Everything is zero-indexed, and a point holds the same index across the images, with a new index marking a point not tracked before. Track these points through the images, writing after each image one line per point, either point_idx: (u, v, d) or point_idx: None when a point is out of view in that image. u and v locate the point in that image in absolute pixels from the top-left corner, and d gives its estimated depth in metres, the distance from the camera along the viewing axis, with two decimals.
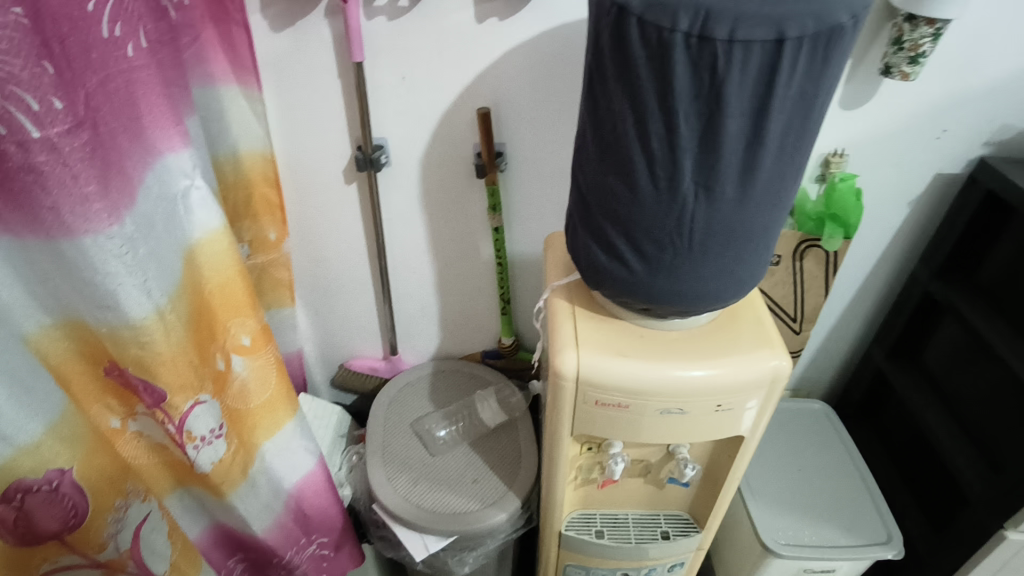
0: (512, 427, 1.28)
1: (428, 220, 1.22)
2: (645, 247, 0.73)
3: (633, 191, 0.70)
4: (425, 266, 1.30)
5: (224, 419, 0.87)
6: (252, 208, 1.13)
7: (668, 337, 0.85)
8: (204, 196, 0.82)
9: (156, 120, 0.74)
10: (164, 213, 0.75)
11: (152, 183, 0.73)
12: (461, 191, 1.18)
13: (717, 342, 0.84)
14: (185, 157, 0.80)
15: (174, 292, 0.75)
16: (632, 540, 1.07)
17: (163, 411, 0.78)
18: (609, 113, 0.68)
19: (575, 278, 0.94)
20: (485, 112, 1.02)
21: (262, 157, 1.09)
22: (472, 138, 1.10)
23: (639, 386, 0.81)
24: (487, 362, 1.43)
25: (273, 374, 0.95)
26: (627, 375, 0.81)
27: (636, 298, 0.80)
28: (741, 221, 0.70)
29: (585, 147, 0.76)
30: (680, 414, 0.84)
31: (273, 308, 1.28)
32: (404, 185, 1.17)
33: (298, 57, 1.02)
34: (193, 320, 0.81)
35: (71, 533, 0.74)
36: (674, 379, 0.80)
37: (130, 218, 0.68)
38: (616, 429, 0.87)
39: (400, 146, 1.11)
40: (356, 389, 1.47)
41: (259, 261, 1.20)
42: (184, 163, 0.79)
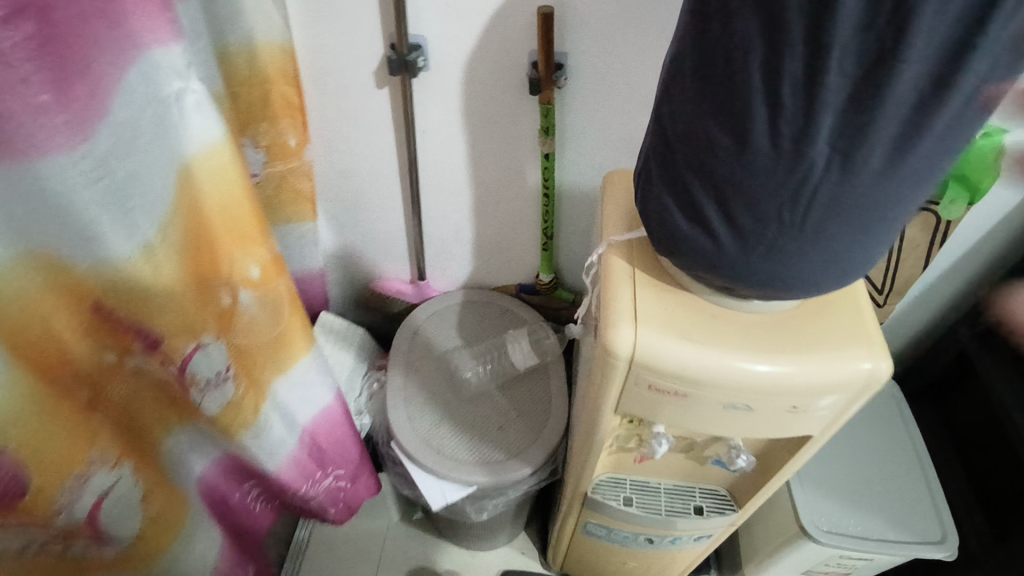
0: (543, 372, 1.19)
1: (470, 139, 1.06)
2: (742, 218, 0.58)
3: (740, 147, 0.53)
4: (462, 189, 1.16)
5: (232, 359, 0.80)
6: (268, 108, 0.98)
7: (743, 320, 0.71)
8: (197, 101, 0.66)
9: (139, 4, 0.58)
10: (155, 120, 0.61)
11: (137, 84, 0.59)
12: (510, 109, 1.00)
13: (802, 330, 0.71)
14: (175, 51, 0.63)
15: (168, 220, 0.64)
16: (662, 511, 1.02)
17: (161, 354, 0.71)
18: (725, 39, 0.50)
19: (638, 233, 0.79)
20: (546, 12, 0.82)
21: (281, 51, 0.92)
22: (528, 45, 0.90)
23: (703, 377, 0.69)
24: (522, 296, 1.33)
25: (286, 309, 0.85)
26: (690, 362, 0.68)
27: (717, 275, 0.65)
28: (876, 200, 0.53)
29: (680, 76, 0.58)
30: (745, 410, 0.72)
31: (294, 222, 1.16)
32: (443, 95, 0.99)
33: None
34: (196, 253, 0.70)
35: (15, 506, 0.60)
36: (746, 373, 0.68)
37: (104, 130, 0.55)
38: (665, 414, 0.76)
39: (442, 49, 0.92)
40: (380, 308, 1.40)
41: (278, 170, 1.07)
42: (174, 59, 0.63)
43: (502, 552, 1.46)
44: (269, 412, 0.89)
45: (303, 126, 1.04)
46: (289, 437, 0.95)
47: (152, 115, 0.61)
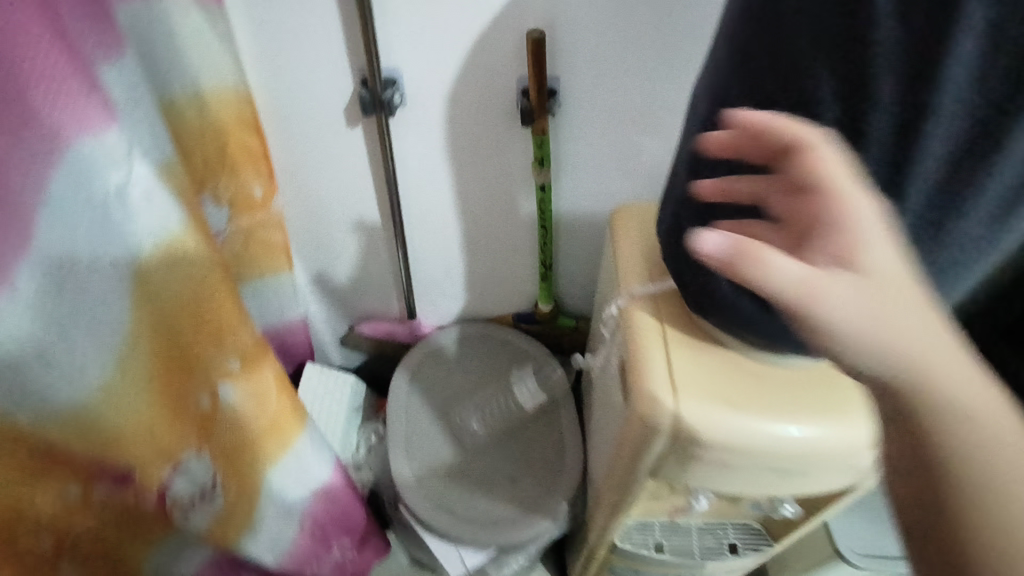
0: (553, 412, 1.12)
1: (455, 173, 0.96)
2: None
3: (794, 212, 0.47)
4: (449, 224, 1.06)
5: (218, 466, 0.73)
6: (226, 160, 0.86)
7: (780, 377, 0.65)
8: (146, 192, 0.55)
9: (57, 94, 0.46)
10: (90, 230, 0.51)
11: (63, 192, 0.48)
12: (498, 139, 0.90)
13: (839, 387, 0.66)
14: (114, 136, 0.51)
15: (124, 346, 0.56)
16: (696, 554, 0.97)
17: (136, 483, 0.66)
18: (790, 81, 0.44)
19: (662, 284, 0.72)
20: (536, 38, 0.72)
21: (235, 94, 0.81)
22: (517, 71, 0.80)
23: (753, 446, 0.62)
24: (521, 327, 1.25)
25: (273, 395, 0.74)
26: (739, 432, 0.62)
27: (759, 334, 0.61)
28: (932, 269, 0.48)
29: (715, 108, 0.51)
30: (794, 474, 0.66)
31: (267, 275, 1.05)
32: (424, 131, 0.89)
33: None
34: (164, 368, 0.61)
35: None
36: (779, 437, 0.62)
37: (30, 269, 0.47)
38: (700, 481, 0.69)
39: (419, 82, 0.82)
40: (371, 347, 1.29)
41: (244, 224, 0.95)
42: (111, 145, 0.51)
43: None
44: (268, 509, 0.83)
45: (268, 175, 0.92)
46: (290, 530, 0.88)
47: (91, 224, 0.51)
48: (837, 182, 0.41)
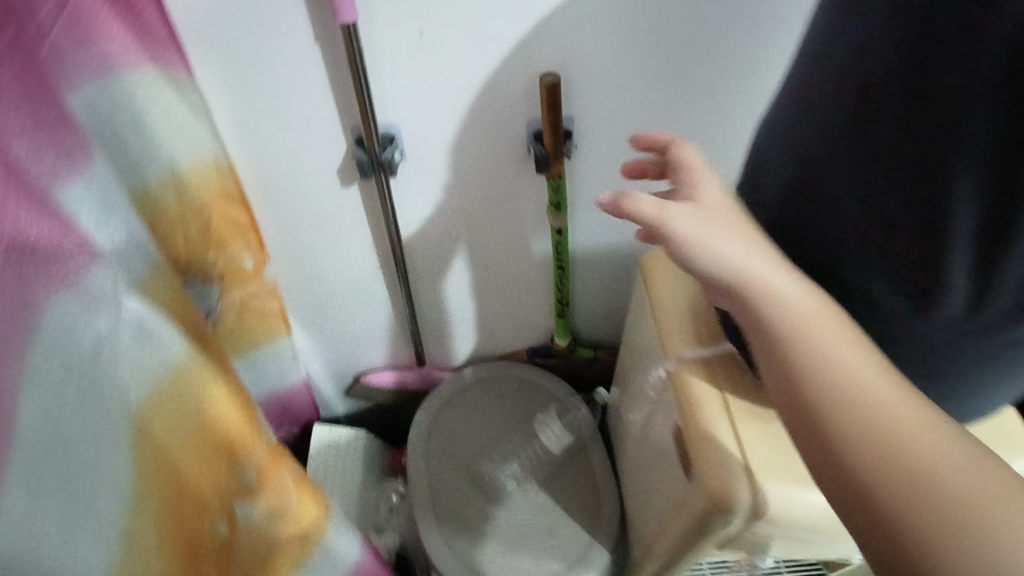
0: (583, 455, 1.06)
1: (463, 222, 0.88)
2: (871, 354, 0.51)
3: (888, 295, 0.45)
4: (457, 272, 0.98)
5: None
6: (210, 235, 0.78)
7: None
8: (135, 332, 0.50)
9: (34, 245, 0.42)
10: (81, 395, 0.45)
11: (50, 358, 0.43)
12: (507, 184, 0.83)
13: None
14: (98, 274, 0.47)
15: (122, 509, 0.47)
16: None
17: None
18: (888, 171, 0.40)
19: (715, 345, 0.67)
20: (551, 83, 0.64)
21: (214, 169, 0.72)
22: (528, 114, 0.73)
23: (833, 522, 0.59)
24: (536, 361, 1.19)
25: (293, 496, 0.64)
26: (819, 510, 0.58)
27: None
28: None
29: (786, 166, 0.49)
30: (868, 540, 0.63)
31: (265, 343, 0.97)
32: (427, 185, 0.81)
33: (246, 14, 0.60)
34: (173, 496, 0.54)
35: None
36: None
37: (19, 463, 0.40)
38: (765, 546, 0.65)
39: (420, 135, 0.74)
40: (375, 399, 1.22)
41: (236, 298, 0.87)
42: (98, 284, 0.46)
43: None
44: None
45: (258, 244, 0.84)
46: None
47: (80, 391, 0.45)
48: (693, 159, 0.53)
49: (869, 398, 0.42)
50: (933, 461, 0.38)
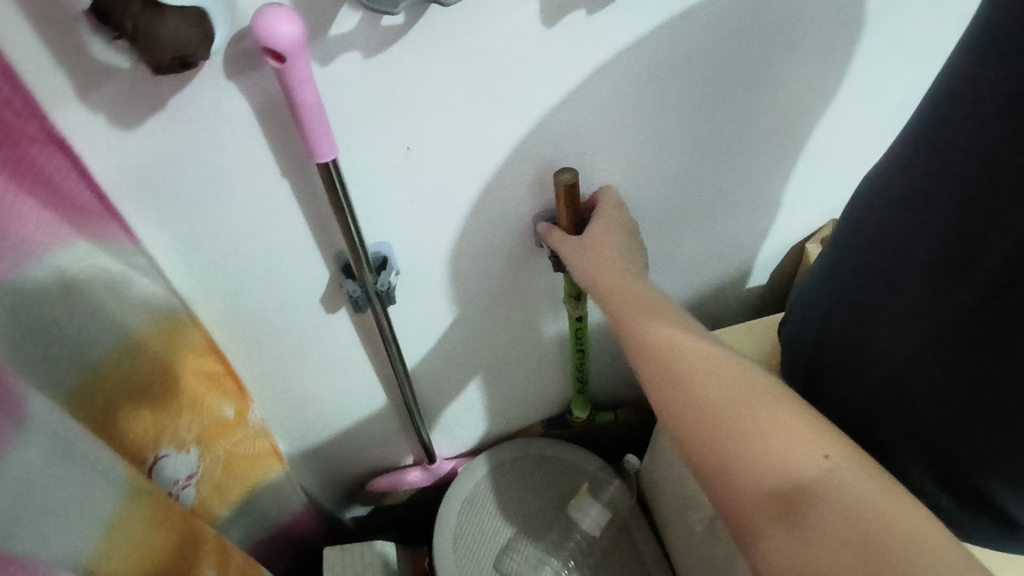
0: (626, 536, 0.98)
1: (469, 324, 0.79)
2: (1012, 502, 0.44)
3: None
4: (465, 369, 0.88)
5: None
6: (179, 398, 0.65)
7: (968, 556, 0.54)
8: None
9: None
10: None
11: None
12: (514, 277, 0.74)
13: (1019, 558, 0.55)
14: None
15: None
16: None
17: None
18: None
19: None
20: (570, 179, 0.57)
21: (170, 323, 0.60)
22: (531, 208, 0.65)
23: None
24: (553, 434, 1.09)
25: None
26: None
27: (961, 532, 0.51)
28: None
29: (925, 292, 0.44)
30: None
31: (257, 485, 0.84)
32: (427, 296, 0.71)
33: (193, 159, 0.50)
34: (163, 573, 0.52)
35: None
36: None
37: None
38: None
39: (415, 251, 0.64)
40: (376, 497, 1.08)
41: (220, 453, 0.74)
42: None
43: None
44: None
45: (236, 389, 0.72)
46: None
47: None
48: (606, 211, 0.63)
49: (701, 373, 0.48)
50: (758, 416, 0.44)
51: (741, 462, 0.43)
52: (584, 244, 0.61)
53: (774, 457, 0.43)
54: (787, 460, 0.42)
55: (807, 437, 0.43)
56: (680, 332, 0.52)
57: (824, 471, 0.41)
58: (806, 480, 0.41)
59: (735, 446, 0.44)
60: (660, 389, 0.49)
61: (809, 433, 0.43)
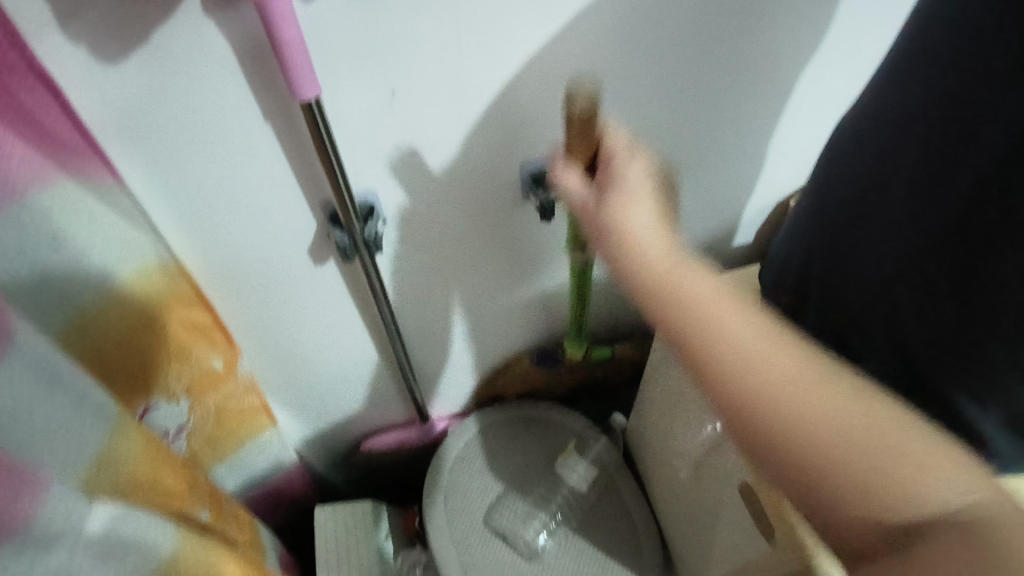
0: (611, 490, 1.00)
1: (456, 279, 0.80)
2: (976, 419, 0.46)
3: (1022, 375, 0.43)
4: (454, 326, 0.89)
5: None
6: (167, 350, 0.66)
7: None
8: (107, 554, 0.42)
9: None
10: None
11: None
12: (502, 231, 0.74)
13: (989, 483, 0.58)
14: (53, 501, 0.38)
15: None
16: None
17: None
18: None
19: None
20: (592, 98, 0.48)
21: (159, 272, 0.61)
22: (516, 159, 0.65)
23: None
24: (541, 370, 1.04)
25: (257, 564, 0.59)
26: None
27: None
28: None
29: (895, 228, 0.48)
30: None
31: (250, 440, 0.85)
32: (415, 249, 0.72)
33: (177, 102, 0.50)
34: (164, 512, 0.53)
35: None
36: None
37: None
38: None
39: (401, 200, 0.65)
40: (381, 460, 1.11)
41: (210, 407, 0.75)
42: (55, 511, 0.38)
43: None
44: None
45: (226, 342, 0.72)
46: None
47: None
48: (620, 143, 0.52)
49: (781, 373, 0.39)
50: (862, 430, 0.37)
51: (848, 492, 0.36)
52: (612, 218, 0.48)
53: (895, 488, 0.35)
54: (915, 491, 0.35)
55: (931, 459, 0.35)
56: (758, 330, 0.41)
57: (960, 505, 0.34)
58: (942, 514, 0.34)
59: (848, 476, 0.36)
60: (737, 420, 0.39)
61: (930, 450, 0.36)
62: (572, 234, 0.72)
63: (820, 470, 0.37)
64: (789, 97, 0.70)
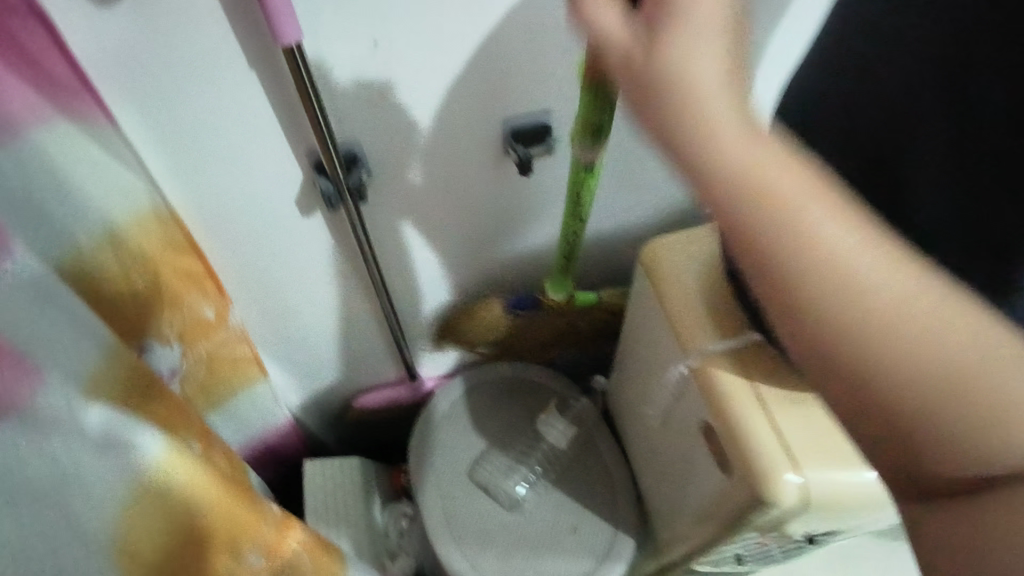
0: (590, 445, 1.04)
1: (440, 235, 0.83)
2: None
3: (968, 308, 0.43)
4: (438, 282, 0.92)
5: None
6: (161, 295, 0.69)
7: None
8: (99, 448, 0.47)
9: None
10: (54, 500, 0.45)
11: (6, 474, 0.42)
12: (483, 186, 0.77)
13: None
14: (48, 399, 0.44)
15: None
16: (778, 553, 0.95)
17: None
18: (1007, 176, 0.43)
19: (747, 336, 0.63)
20: None
21: (153, 218, 0.63)
22: (496, 113, 0.68)
23: (867, 494, 0.60)
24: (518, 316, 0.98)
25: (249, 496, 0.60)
26: (851, 487, 0.58)
27: None
28: None
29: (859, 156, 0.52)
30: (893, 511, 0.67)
31: (242, 390, 0.88)
32: (398, 201, 0.75)
33: (165, 46, 0.52)
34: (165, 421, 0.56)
35: None
36: (865, 484, 0.59)
37: None
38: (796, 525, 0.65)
39: (384, 151, 0.68)
40: (368, 418, 1.15)
41: (203, 353, 0.79)
42: (50, 411, 0.44)
43: None
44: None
45: (217, 291, 0.75)
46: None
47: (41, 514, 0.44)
48: None
49: (872, 295, 0.37)
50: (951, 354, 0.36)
51: (935, 430, 0.36)
52: (662, 83, 0.39)
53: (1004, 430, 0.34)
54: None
55: None
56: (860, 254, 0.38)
57: None
58: None
59: (961, 415, 0.35)
60: (826, 345, 0.39)
61: None
62: (579, 124, 0.63)
63: (915, 411, 0.36)
64: (761, 56, 0.71)
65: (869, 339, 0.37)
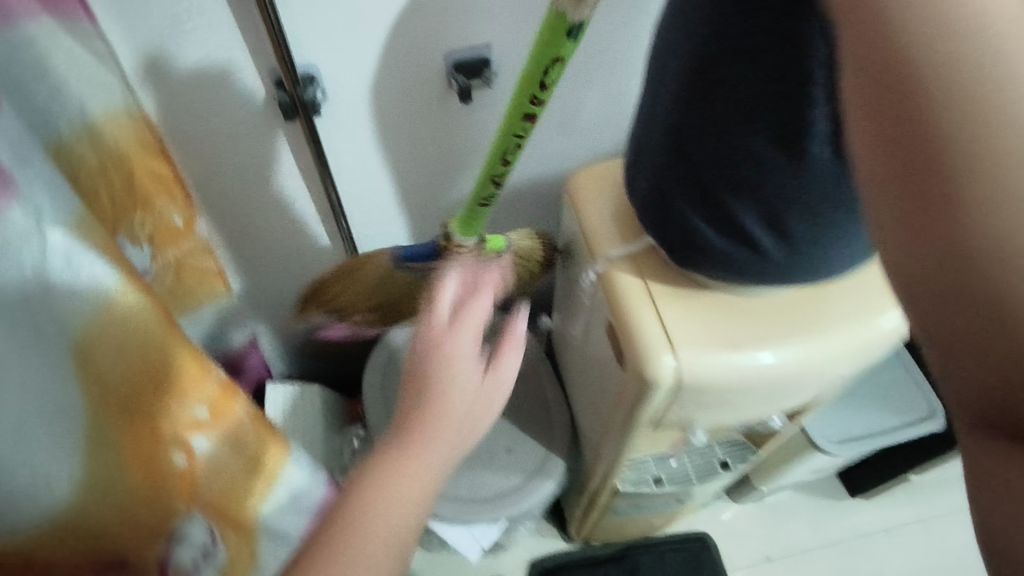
0: (532, 377, 1.12)
1: (394, 164, 0.91)
2: (759, 234, 0.58)
3: (786, 186, 0.52)
4: (393, 212, 1.01)
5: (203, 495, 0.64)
6: (134, 194, 0.76)
7: (760, 308, 0.68)
8: (63, 263, 0.50)
9: None
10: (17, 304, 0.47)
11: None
12: (431, 117, 0.85)
13: (812, 314, 0.68)
14: (16, 210, 0.47)
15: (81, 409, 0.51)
16: (692, 475, 1.05)
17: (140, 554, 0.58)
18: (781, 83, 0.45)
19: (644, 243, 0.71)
20: None
21: (127, 119, 0.71)
22: (442, 45, 0.76)
23: (741, 381, 0.67)
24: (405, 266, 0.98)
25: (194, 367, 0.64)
26: (726, 372, 0.66)
27: (746, 278, 0.64)
28: None
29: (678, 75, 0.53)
30: (780, 402, 0.74)
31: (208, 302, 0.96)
32: (353, 125, 0.83)
33: None
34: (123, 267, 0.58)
35: None
36: (740, 367, 0.66)
37: None
38: (685, 413, 0.73)
39: (337, 74, 0.76)
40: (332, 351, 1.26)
41: (171, 259, 0.86)
42: (16, 223, 0.47)
43: (526, 545, 1.46)
44: (381, 495, 0.53)
45: (184, 199, 0.83)
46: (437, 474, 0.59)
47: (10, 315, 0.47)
48: None
49: None
50: None
51: None
52: None
53: None
54: None
55: None
56: None
57: None
58: None
59: None
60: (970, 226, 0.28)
61: None
62: None
63: None
64: None
65: (951, 63, 0.28)
